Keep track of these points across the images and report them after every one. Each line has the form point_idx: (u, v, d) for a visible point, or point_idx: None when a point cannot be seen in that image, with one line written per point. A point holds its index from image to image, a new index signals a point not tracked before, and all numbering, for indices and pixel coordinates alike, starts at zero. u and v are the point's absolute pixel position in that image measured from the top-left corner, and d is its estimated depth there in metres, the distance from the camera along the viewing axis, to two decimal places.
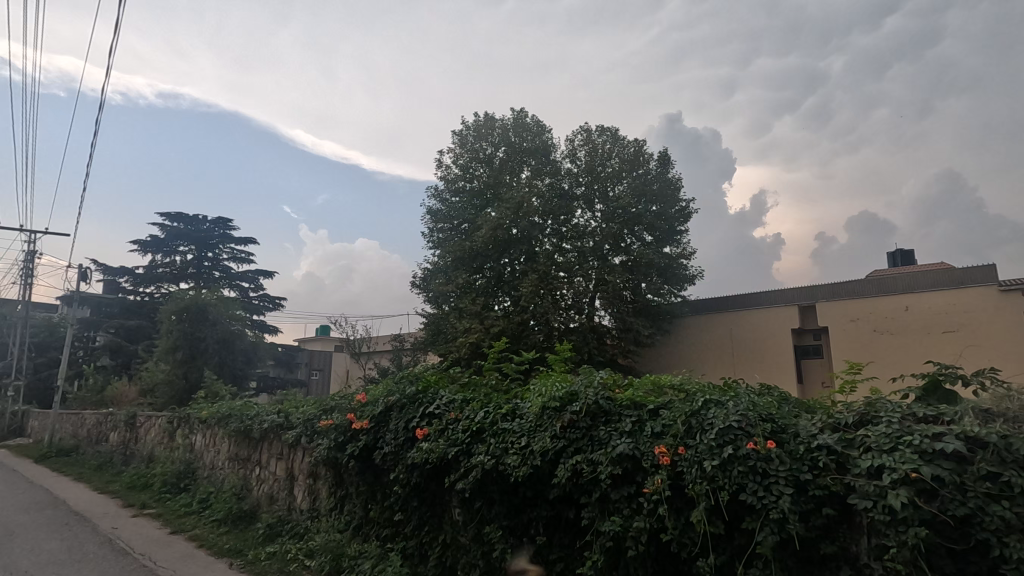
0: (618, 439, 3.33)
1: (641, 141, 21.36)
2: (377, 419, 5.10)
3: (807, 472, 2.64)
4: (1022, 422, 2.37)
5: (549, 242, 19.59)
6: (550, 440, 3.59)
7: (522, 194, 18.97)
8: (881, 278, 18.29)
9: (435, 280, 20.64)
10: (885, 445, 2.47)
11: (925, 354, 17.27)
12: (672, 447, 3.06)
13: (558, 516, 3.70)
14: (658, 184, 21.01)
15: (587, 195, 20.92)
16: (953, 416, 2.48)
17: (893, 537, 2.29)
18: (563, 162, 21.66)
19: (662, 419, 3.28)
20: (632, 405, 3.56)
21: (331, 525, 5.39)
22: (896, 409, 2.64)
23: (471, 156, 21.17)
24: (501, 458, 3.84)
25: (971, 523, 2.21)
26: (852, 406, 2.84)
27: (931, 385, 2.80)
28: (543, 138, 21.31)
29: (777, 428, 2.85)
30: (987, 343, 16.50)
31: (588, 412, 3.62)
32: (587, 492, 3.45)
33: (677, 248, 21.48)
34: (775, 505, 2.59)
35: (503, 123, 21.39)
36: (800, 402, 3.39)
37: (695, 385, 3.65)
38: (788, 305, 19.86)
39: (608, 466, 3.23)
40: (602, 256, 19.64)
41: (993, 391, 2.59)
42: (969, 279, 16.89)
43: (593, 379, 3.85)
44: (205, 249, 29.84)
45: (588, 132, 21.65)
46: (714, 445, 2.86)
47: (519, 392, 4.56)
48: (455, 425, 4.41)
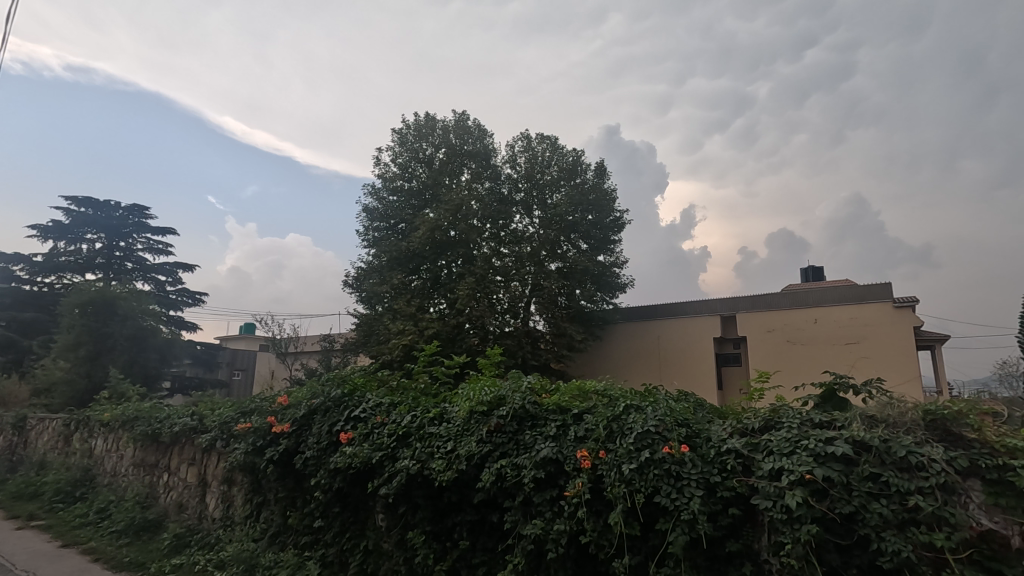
0: (543, 443, 3.39)
1: (579, 151, 21.91)
2: (300, 422, 4.92)
3: (716, 475, 2.79)
4: (899, 427, 2.62)
5: (488, 245, 19.54)
6: (476, 444, 3.61)
7: (462, 196, 19.03)
8: (796, 292, 19.62)
9: (368, 280, 20.16)
10: (784, 449, 2.65)
11: (825, 364, 18.72)
12: (593, 451, 3.15)
13: (481, 520, 3.72)
14: (595, 193, 21.45)
15: (526, 202, 21.28)
16: (843, 421, 2.70)
17: (788, 534, 2.46)
18: (503, 167, 21.87)
19: (585, 423, 3.36)
20: (558, 410, 3.63)
21: (245, 535, 5.15)
22: (796, 415, 2.84)
23: (410, 155, 20.89)
24: (426, 463, 3.81)
25: (854, 520, 2.41)
26: (758, 412, 3.04)
27: (826, 393, 3.04)
28: (484, 142, 21.43)
29: (691, 432, 3.02)
30: (878, 356, 18.12)
31: (514, 417, 3.67)
32: (510, 496, 3.48)
33: (610, 257, 22.12)
34: (686, 506, 2.72)
35: (444, 124, 21.31)
36: (714, 408, 3.57)
37: (618, 390, 3.75)
38: (711, 314, 20.94)
39: (532, 469, 3.28)
40: (539, 261, 19.85)
41: (879, 399, 2.83)
42: (870, 295, 18.48)
43: (521, 384, 3.90)
44: (117, 238, 27.72)
45: (529, 139, 22.04)
46: (633, 448, 2.97)
47: (447, 396, 4.53)
48: (380, 429, 4.33)
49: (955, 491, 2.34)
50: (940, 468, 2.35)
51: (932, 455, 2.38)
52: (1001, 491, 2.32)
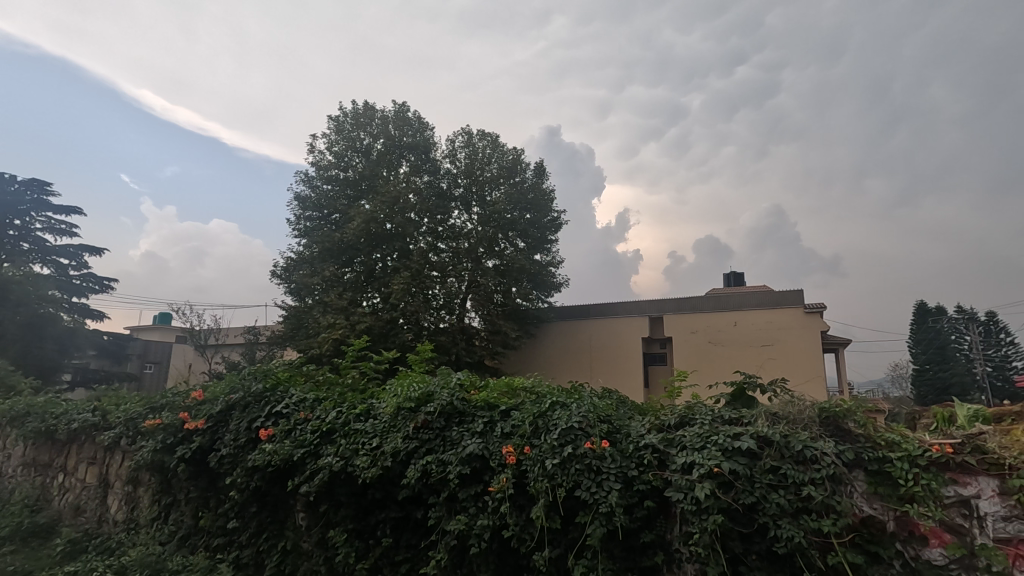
0: (469, 439, 3.40)
1: (519, 150, 22.07)
2: (217, 419, 4.68)
3: (634, 469, 2.92)
4: (798, 423, 2.83)
5: (425, 240, 19.37)
6: (402, 441, 3.57)
7: (399, 189, 18.70)
8: (718, 297, 20.78)
9: (298, 271, 19.34)
10: (697, 444, 2.79)
11: (736, 364, 19.89)
12: (518, 447, 3.20)
13: (406, 516, 3.68)
14: (533, 193, 21.70)
15: (465, 197, 21.20)
16: (749, 418, 2.89)
17: (697, 524, 2.61)
18: (442, 161, 21.68)
19: (512, 419, 3.41)
20: (485, 406, 3.66)
21: (150, 538, 4.83)
22: (709, 412, 3.02)
23: (346, 144, 20.20)
24: (350, 460, 3.72)
25: (756, 510, 2.58)
26: (675, 409, 3.20)
27: (737, 392, 3.24)
28: (424, 135, 21.13)
29: (612, 429, 3.14)
30: (784, 358, 19.48)
31: (441, 413, 3.65)
32: (435, 492, 3.47)
33: (547, 257, 22.45)
34: (604, 500, 2.82)
35: (384, 114, 20.83)
36: (634, 405, 3.73)
37: (545, 387, 3.83)
38: (640, 315, 21.78)
39: (457, 465, 3.29)
40: (476, 258, 19.93)
41: (781, 397, 3.05)
42: (784, 300, 19.84)
43: (449, 380, 3.89)
44: (11, 215, 25.13)
45: (470, 135, 22.02)
46: (556, 445, 3.04)
47: (375, 392, 4.47)
48: (304, 425, 4.19)
49: (842, 481, 2.58)
50: (830, 461, 2.57)
51: (825, 449, 2.60)
52: (879, 481, 2.57)
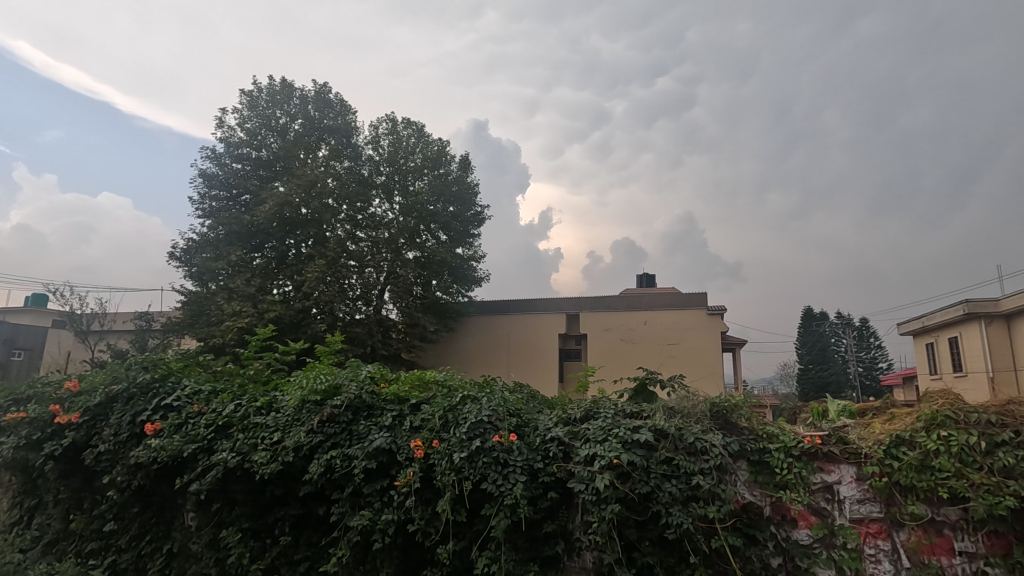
0: (377, 433, 3.32)
1: (445, 142, 21.84)
2: (95, 412, 4.25)
3: (540, 461, 3.00)
4: (692, 416, 3.02)
5: (343, 228, 18.72)
6: (305, 435, 3.43)
7: (317, 172, 17.86)
8: (631, 296, 21.77)
9: (200, 254, 17.92)
10: (599, 437, 2.90)
11: (639, 361, 20.96)
12: (426, 441, 3.18)
13: (307, 513, 3.55)
14: (457, 185, 21.56)
15: (387, 186, 20.69)
16: (648, 412, 3.06)
17: (596, 513, 2.70)
18: (364, 148, 21.02)
19: (422, 413, 3.38)
20: (395, 400, 3.59)
21: (8, 545, 4.31)
22: (612, 407, 3.16)
23: (260, 121, 18.94)
24: (247, 455, 3.52)
25: (650, 499, 2.72)
26: (581, 404, 3.31)
27: (639, 387, 3.41)
28: (346, 119, 20.33)
29: (520, 422, 3.19)
30: (685, 356, 20.73)
31: (349, 406, 3.55)
32: (339, 488, 3.37)
33: (468, 250, 22.37)
34: (509, 492, 2.86)
35: (303, 93, 19.76)
36: (543, 399, 3.82)
37: (457, 381, 3.83)
38: (558, 312, 22.37)
39: (364, 460, 3.21)
40: (396, 249, 19.54)
41: (678, 391, 3.24)
42: (690, 302, 21.13)
43: (359, 372, 3.77)
44: None
45: (394, 122, 21.50)
46: (465, 438, 3.04)
47: (278, 384, 4.25)
48: (197, 419, 3.91)
49: (728, 471, 2.79)
50: (718, 451, 2.77)
51: (713, 441, 2.79)
52: (760, 470, 2.81)
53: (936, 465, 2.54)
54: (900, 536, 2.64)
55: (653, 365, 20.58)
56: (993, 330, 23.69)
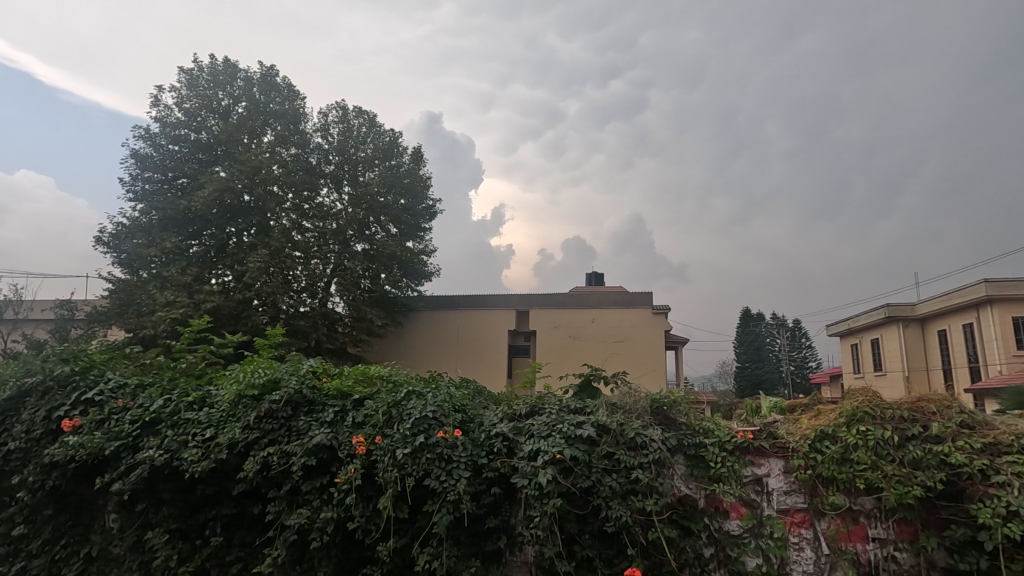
0: (317, 429, 3.23)
1: (397, 133, 21.48)
2: (5, 408, 3.93)
3: (484, 457, 3.00)
4: (634, 412, 3.10)
5: (288, 217, 18.02)
6: (240, 431, 3.29)
7: (261, 158, 17.13)
8: (580, 295, 22.13)
9: (130, 240, 16.82)
10: (543, 432, 2.93)
11: (583, 357, 21.38)
12: (369, 437, 3.11)
13: (241, 513, 3.41)
14: (409, 178, 21.23)
15: (336, 175, 20.22)
16: (591, 408, 3.11)
17: (538, 508, 2.71)
18: (312, 135, 20.36)
19: (364, 409, 3.31)
20: (338, 395, 3.50)
21: None
22: (557, 403, 3.20)
23: (200, 102, 17.90)
24: (177, 453, 3.34)
25: (591, 493, 2.77)
26: (526, 400, 3.34)
27: (583, 383, 3.46)
28: (294, 104, 19.62)
29: (465, 418, 3.18)
30: (629, 354, 21.26)
31: (288, 402, 3.42)
32: (276, 485, 3.26)
33: (419, 245, 22.08)
34: (452, 488, 2.84)
35: (247, 75, 18.93)
36: (489, 394, 3.83)
37: (402, 376, 3.78)
38: (508, 309, 22.47)
39: (302, 457, 3.11)
40: (343, 241, 19.28)
41: (620, 387, 3.32)
42: (636, 301, 21.71)
43: (299, 366, 3.64)
44: None
45: (345, 110, 20.92)
46: (409, 434, 2.99)
47: (213, 378, 4.07)
48: (121, 415, 3.68)
49: (665, 465, 2.88)
50: (657, 446, 2.85)
51: (652, 436, 2.88)
52: (696, 463, 2.91)
53: (855, 457, 2.71)
54: (821, 525, 2.80)
55: (597, 362, 21.02)
56: (910, 332, 25.56)
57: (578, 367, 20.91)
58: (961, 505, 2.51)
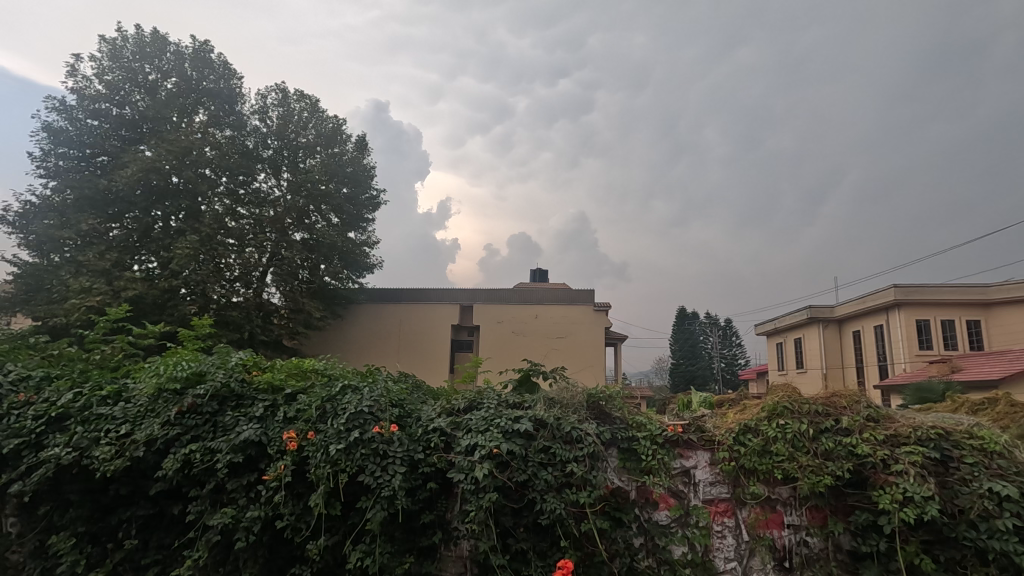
0: (245, 424, 3.08)
1: (341, 120, 20.87)
2: None
3: (420, 452, 2.96)
4: (570, 406, 3.16)
5: (221, 202, 17.10)
6: (160, 427, 3.10)
7: (192, 138, 16.14)
8: (524, 290, 22.33)
9: (40, 220, 15.42)
10: (480, 427, 2.93)
11: (525, 353, 21.59)
12: (301, 432, 3.01)
13: (159, 513, 3.22)
14: (353, 166, 20.68)
15: (274, 160, 19.34)
16: (530, 403, 3.15)
17: (474, 502, 2.72)
18: (249, 117, 19.39)
19: (297, 403, 3.20)
20: (268, 389, 3.36)
21: None
22: (495, 398, 3.21)
23: (123, 74, 16.60)
24: (88, 450, 3.11)
25: (526, 486, 2.80)
26: (465, 395, 3.34)
27: (522, 378, 3.49)
28: (229, 83, 18.63)
29: (402, 413, 3.14)
30: (570, 350, 21.65)
31: (214, 396, 3.25)
32: (198, 484, 3.10)
33: (361, 235, 21.56)
34: (387, 483, 2.79)
35: (178, 49, 17.71)
36: (428, 389, 3.80)
37: (338, 370, 3.68)
38: (452, 303, 22.38)
39: (228, 454, 2.96)
40: (281, 229, 18.47)
41: (558, 382, 3.38)
42: (579, 298, 22.14)
43: (227, 359, 3.47)
44: None
45: (285, 93, 20.08)
46: (343, 430, 2.92)
47: (131, 370, 3.80)
48: (24, 410, 3.38)
49: (600, 458, 2.95)
50: (592, 440, 2.92)
51: (587, 430, 2.95)
52: (628, 456, 3.00)
53: (774, 450, 2.87)
54: (742, 513, 2.96)
55: (538, 358, 21.28)
56: (828, 332, 27.42)
57: (519, 362, 21.08)
58: (864, 492, 2.71)
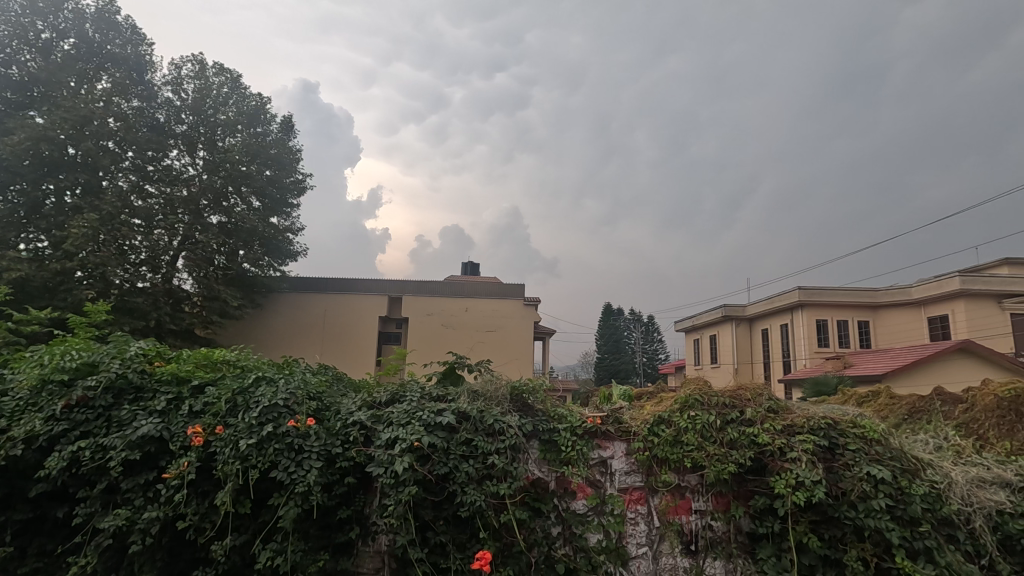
0: (143, 419, 2.86)
1: (265, 98, 19.81)
2: None
3: (338, 446, 2.87)
4: (493, 399, 3.18)
5: (126, 179, 15.75)
6: (42, 423, 2.80)
7: (93, 106, 14.70)
8: (455, 283, 22.20)
9: None
10: (402, 420, 2.88)
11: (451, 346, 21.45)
12: (207, 427, 2.83)
13: (40, 517, 2.93)
14: (277, 148, 19.71)
15: (189, 136, 18.02)
16: (453, 396, 3.14)
17: (393, 496, 2.67)
18: (161, 88, 17.90)
19: (205, 396, 3.00)
20: (173, 380, 3.13)
21: None
22: (418, 391, 3.17)
23: (10, 30, 14.74)
24: None
25: (447, 480, 2.79)
26: (387, 387, 3.28)
27: (447, 370, 3.47)
28: (139, 50, 17.07)
29: (320, 406, 3.04)
30: (499, 344, 21.76)
31: (109, 389, 2.99)
32: (89, 484, 2.84)
33: (285, 221, 20.57)
34: (302, 479, 2.68)
35: (77, 6, 15.91)
36: (349, 381, 3.70)
37: (252, 361, 3.48)
38: (380, 294, 21.90)
39: (123, 451, 2.73)
40: (196, 210, 17.25)
41: (483, 375, 3.39)
42: (509, 292, 22.31)
43: (126, 348, 3.19)
44: None
45: (202, 65, 18.75)
46: (254, 423, 2.76)
47: (10, 360, 3.41)
48: None
49: (521, 450, 2.99)
50: (513, 432, 2.96)
51: (510, 422, 2.98)
52: (549, 448, 3.06)
53: (684, 439, 3.04)
54: (653, 501, 3.10)
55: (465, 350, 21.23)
56: (740, 330, 29.30)
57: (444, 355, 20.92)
58: (763, 478, 2.91)
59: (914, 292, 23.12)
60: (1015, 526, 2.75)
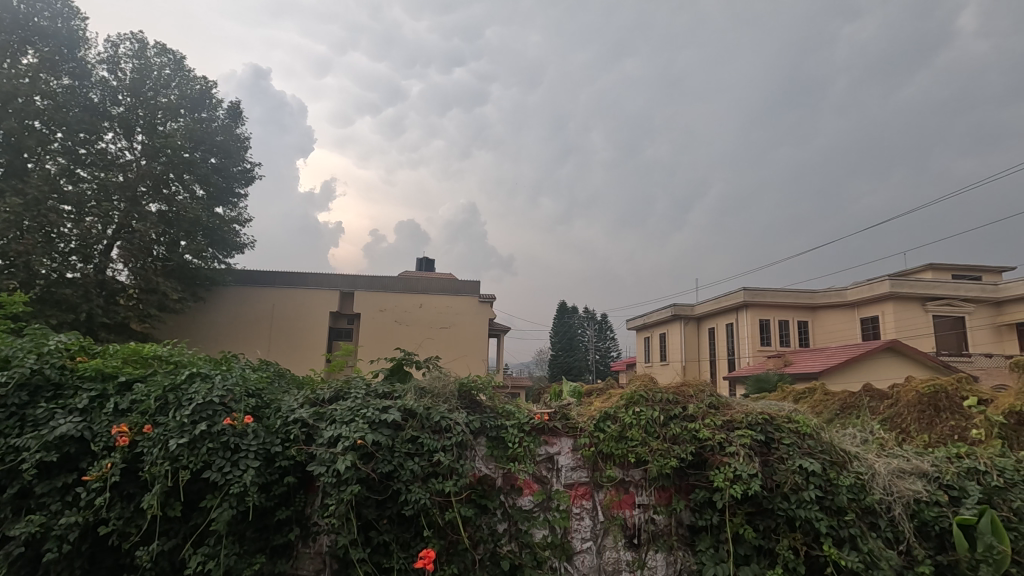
0: (62, 418, 2.66)
1: (211, 82, 18.99)
2: None
3: (278, 445, 2.77)
4: (441, 396, 3.13)
5: (55, 162, 14.67)
6: None
7: (17, 82, 13.66)
8: (408, 279, 21.92)
9: None
10: (345, 417, 2.80)
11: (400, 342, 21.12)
12: (135, 426, 2.67)
13: None
14: (223, 135, 19.02)
15: (127, 119, 16.78)
16: (399, 393, 3.07)
17: (335, 496, 2.60)
18: (96, 67, 16.81)
19: (133, 394, 2.83)
20: (97, 376, 2.93)
21: None
22: (363, 387, 3.09)
23: None
24: None
25: (392, 478, 2.73)
26: (331, 384, 3.18)
27: (395, 367, 3.39)
28: (71, 24, 15.89)
29: (259, 403, 2.91)
30: (451, 341, 21.60)
31: (24, 386, 2.77)
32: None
33: (230, 212, 19.81)
34: (237, 480, 2.57)
35: None
36: (291, 377, 3.58)
37: (187, 356, 3.31)
38: (331, 289, 21.43)
39: (37, 452, 2.54)
40: (133, 197, 16.29)
41: (432, 371, 3.33)
42: (464, 289, 22.22)
43: (44, 342, 2.97)
44: None
45: (143, 43, 17.74)
46: (186, 421, 2.62)
47: None
48: None
49: (468, 447, 2.96)
50: (460, 429, 2.93)
51: (457, 419, 2.95)
52: (496, 445, 3.05)
53: (629, 435, 3.09)
54: (599, 495, 3.15)
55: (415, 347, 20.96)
56: (688, 329, 30.25)
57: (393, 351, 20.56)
58: (703, 472, 3.00)
59: (848, 294, 24.46)
60: (930, 513, 2.93)
